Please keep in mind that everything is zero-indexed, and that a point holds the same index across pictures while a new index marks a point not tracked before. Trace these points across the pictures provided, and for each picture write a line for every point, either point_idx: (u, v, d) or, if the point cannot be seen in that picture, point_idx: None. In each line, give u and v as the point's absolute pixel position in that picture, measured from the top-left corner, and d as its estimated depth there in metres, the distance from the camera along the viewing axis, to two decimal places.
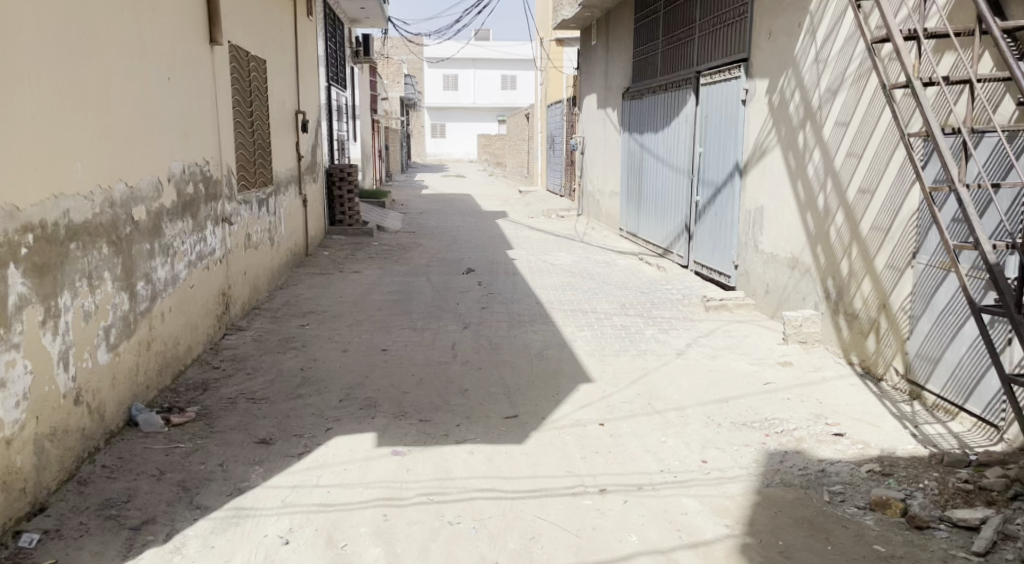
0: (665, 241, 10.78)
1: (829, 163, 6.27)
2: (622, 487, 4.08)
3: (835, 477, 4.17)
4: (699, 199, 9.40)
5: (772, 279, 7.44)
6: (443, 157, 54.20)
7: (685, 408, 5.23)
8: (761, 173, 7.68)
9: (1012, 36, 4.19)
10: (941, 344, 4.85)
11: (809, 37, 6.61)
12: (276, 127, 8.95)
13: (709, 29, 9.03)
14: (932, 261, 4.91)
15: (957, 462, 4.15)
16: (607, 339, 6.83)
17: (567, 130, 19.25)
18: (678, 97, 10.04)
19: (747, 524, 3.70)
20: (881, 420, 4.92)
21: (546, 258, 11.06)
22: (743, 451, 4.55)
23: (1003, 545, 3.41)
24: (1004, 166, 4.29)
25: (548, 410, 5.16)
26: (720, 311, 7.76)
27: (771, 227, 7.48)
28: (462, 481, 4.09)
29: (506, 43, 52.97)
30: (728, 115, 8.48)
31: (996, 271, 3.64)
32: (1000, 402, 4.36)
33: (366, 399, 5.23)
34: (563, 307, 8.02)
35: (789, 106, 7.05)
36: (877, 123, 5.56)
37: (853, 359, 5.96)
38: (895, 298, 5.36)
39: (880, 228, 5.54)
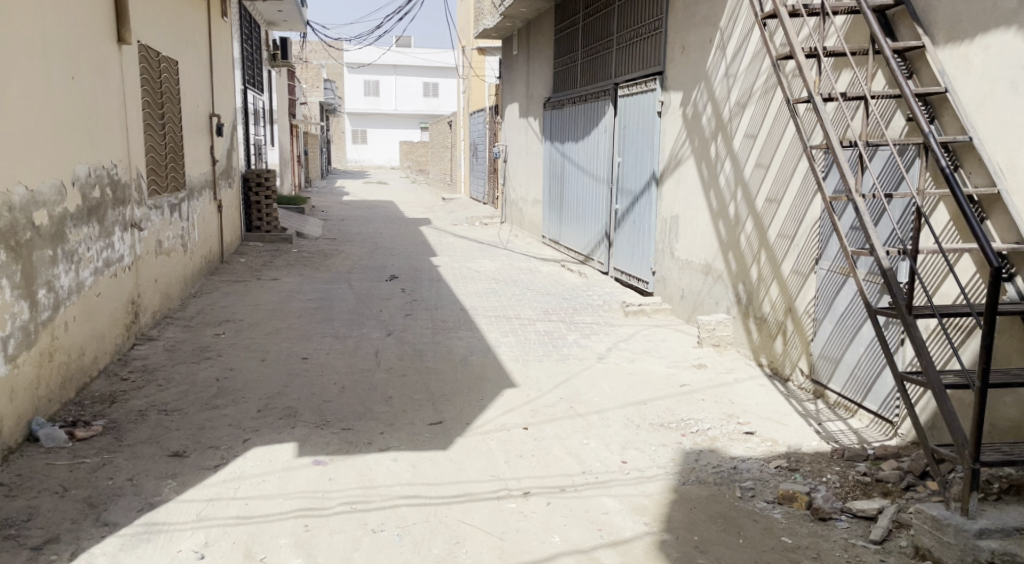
0: (586, 248, 10.99)
1: (740, 173, 6.54)
2: (545, 489, 4.15)
3: (746, 474, 4.35)
4: (618, 207, 9.64)
5: (687, 285, 7.69)
6: (364, 164, 53.58)
7: (605, 411, 5.36)
8: (676, 183, 7.93)
9: (902, 57, 4.48)
10: (842, 346, 5.14)
11: (719, 52, 6.89)
12: (188, 130, 8.66)
13: (626, 42, 9.27)
14: (832, 267, 5.20)
15: (856, 455, 4.40)
16: (530, 345, 6.92)
17: (488, 138, 19.40)
18: (597, 107, 10.27)
19: (664, 521, 3.83)
20: (788, 418, 5.17)
21: (469, 265, 11.09)
22: (661, 451, 4.70)
23: (898, 532, 3.62)
24: (896, 179, 4.60)
25: (472, 416, 5.19)
26: (639, 316, 7.97)
27: (685, 234, 7.74)
28: (385, 489, 4.07)
29: (428, 50, 53.04)
30: (644, 126, 8.74)
31: (890, 275, 3.82)
32: (894, 398, 4.64)
33: (286, 409, 5.14)
34: (487, 313, 8.06)
35: (701, 118, 7.33)
36: (783, 136, 5.85)
37: (762, 360, 6.24)
38: (799, 302, 5.65)
39: (786, 235, 5.81)
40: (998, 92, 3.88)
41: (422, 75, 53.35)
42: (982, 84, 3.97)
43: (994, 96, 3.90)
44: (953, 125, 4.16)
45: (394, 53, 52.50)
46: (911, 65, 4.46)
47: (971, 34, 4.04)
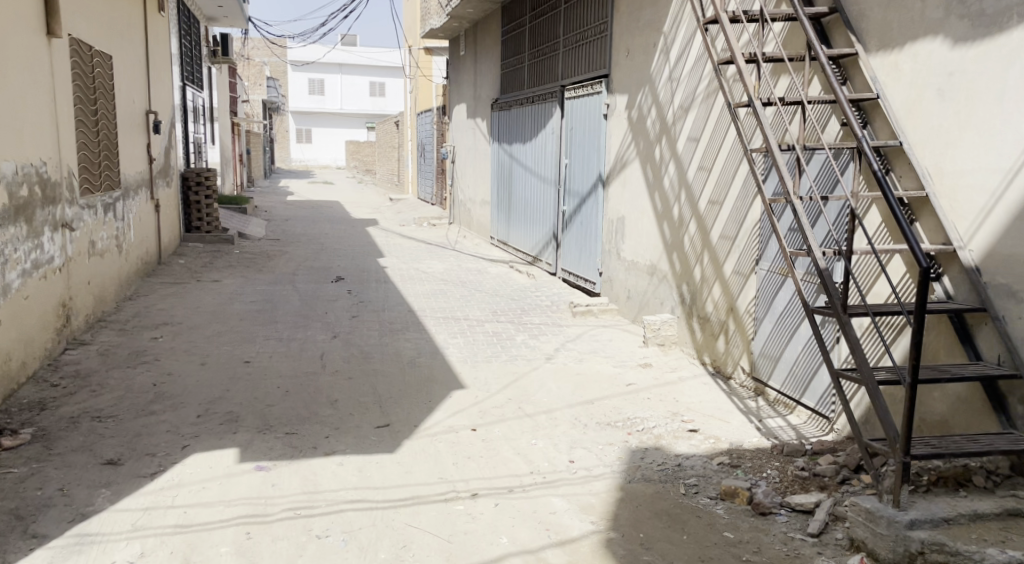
0: (534, 249, 11.03)
1: (683, 175, 6.66)
2: (493, 490, 4.15)
3: (690, 471, 4.43)
4: (565, 208, 9.70)
5: (633, 285, 7.79)
6: (309, 164, 52.75)
7: (553, 411, 5.38)
8: (622, 184, 8.03)
9: (837, 63, 4.63)
10: (781, 344, 5.28)
11: (663, 56, 7.00)
12: (123, 128, 8.39)
13: (572, 45, 9.34)
14: (771, 267, 5.33)
15: (794, 451, 4.52)
16: (478, 346, 6.91)
17: (436, 139, 19.30)
18: (544, 109, 10.33)
19: (611, 519, 3.86)
20: (730, 415, 5.29)
21: (417, 266, 11.01)
22: (608, 449, 4.75)
23: (834, 525, 3.71)
24: (831, 182, 4.76)
25: (420, 418, 5.16)
26: (586, 316, 8.03)
27: (631, 236, 7.84)
28: (330, 494, 4.01)
29: (375, 49, 52.56)
30: (590, 129, 8.83)
31: (826, 275, 3.92)
32: (830, 394, 4.79)
33: (227, 413, 5.02)
34: (435, 314, 8.02)
35: (645, 121, 7.43)
36: (724, 139, 5.97)
37: (705, 359, 6.37)
38: (741, 301, 5.78)
39: (728, 236, 5.94)
40: (926, 98, 4.03)
41: (369, 74, 52.83)
42: (911, 90, 4.13)
43: (922, 102, 4.06)
44: (884, 130, 4.31)
45: (340, 51, 51.84)
46: (845, 71, 4.61)
47: (900, 42, 4.20)
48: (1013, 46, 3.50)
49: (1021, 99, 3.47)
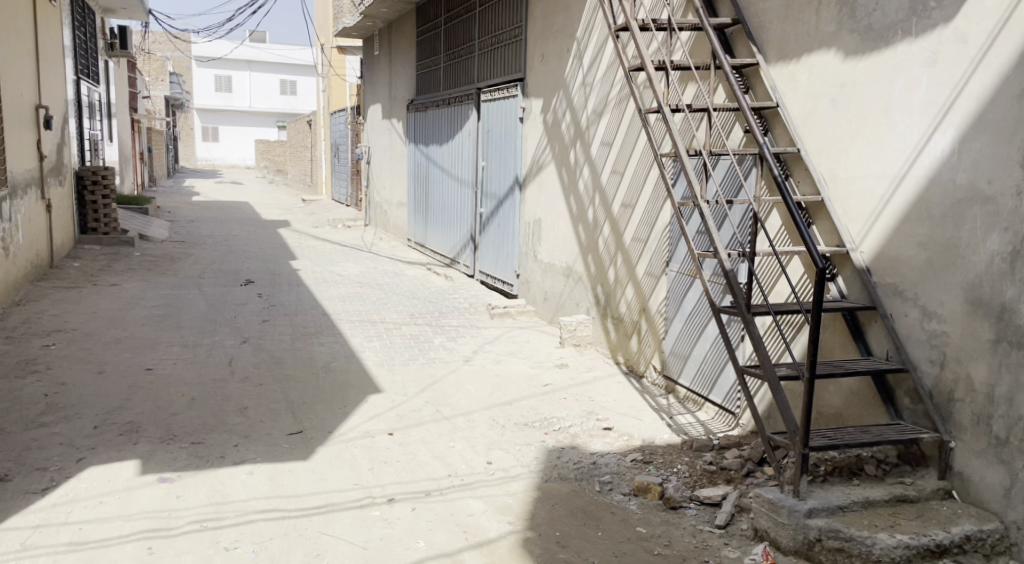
0: (451, 251, 11.00)
1: (597, 179, 6.79)
2: (409, 495, 4.11)
3: (605, 468, 4.51)
4: (482, 210, 9.72)
5: (550, 287, 7.88)
6: (217, 163, 50.93)
7: (470, 413, 5.38)
8: (538, 187, 8.11)
9: (740, 73, 4.84)
10: (690, 343, 5.45)
11: (576, 62, 7.12)
12: (10, 123, 7.89)
13: (488, 48, 9.37)
14: (680, 269, 5.50)
15: (703, 446, 4.67)
16: (396, 349, 6.84)
17: (351, 140, 18.99)
18: (461, 111, 10.32)
19: (528, 519, 3.89)
20: (643, 413, 5.42)
21: (332, 269, 10.79)
22: (525, 450, 4.78)
23: (739, 516, 3.85)
24: (735, 186, 4.96)
25: (335, 423, 5.07)
26: (504, 318, 8.07)
27: (547, 238, 7.93)
28: (239, 504, 3.88)
29: (286, 47, 51.29)
30: (506, 132, 8.88)
31: (732, 276, 4.03)
32: (735, 390, 4.98)
33: (127, 424, 4.79)
34: (350, 317, 7.88)
35: (560, 125, 7.53)
36: (636, 144, 6.12)
37: (619, 358, 6.52)
38: (652, 301, 5.94)
39: (640, 238, 6.10)
40: (821, 107, 4.25)
41: (281, 72, 51.46)
42: (808, 99, 4.34)
43: (818, 112, 4.27)
44: (784, 137, 4.52)
45: (249, 48, 50.32)
46: (747, 80, 4.82)
47: (797, 54, 4.41)
48: (898, 60, 3.72)
49: (905, 110, 3.70)
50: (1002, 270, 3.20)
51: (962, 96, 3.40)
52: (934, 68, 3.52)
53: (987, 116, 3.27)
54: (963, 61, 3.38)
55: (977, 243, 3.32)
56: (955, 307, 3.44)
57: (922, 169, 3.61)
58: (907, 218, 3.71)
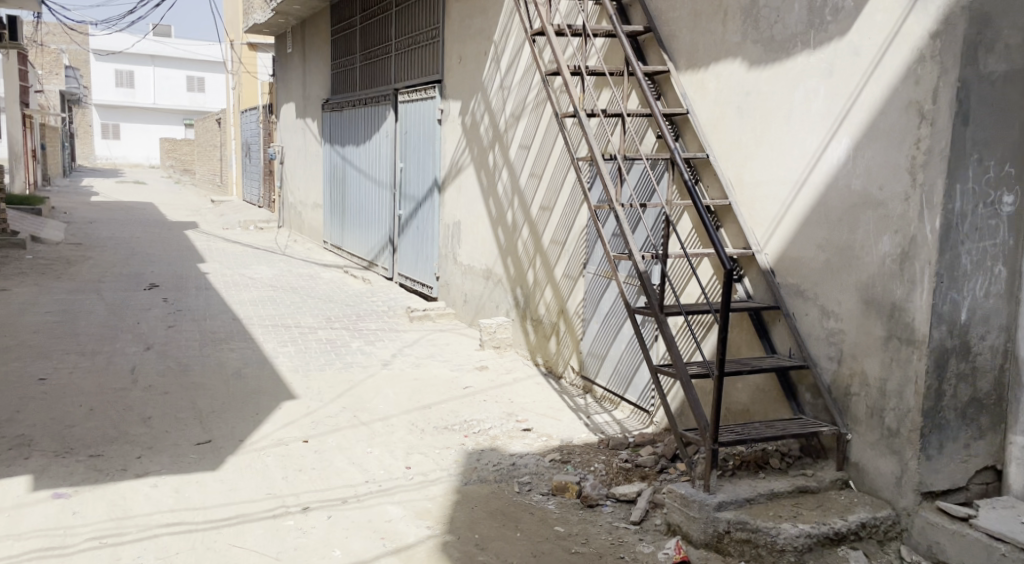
0: (369, 254, 10.84)
1: (515, 181, 6.83)
2: (325, 503, 4.02)
3: (524, 469, 4.54)
4: (401, 212, 9.63)
5: (469, 289, 7.88)
6: (119, 162, 48.55)
7: (389, 418, 5.31)
8: (457, 190, 8.10)
9: (652, 80, 4.97)
10: (606, 343, 5.55)
11: (493, 65, 7.16)
12: None
13: (404, 49, 9.30)
14: (597, 270, 5.60)
15: (619, 444, 4.76)
16: (311, 354, 6.68)
17: (262, 139, 18.46)
18: (377, 112, 10.19)
19: (447, 522, 3.87)
20: (561, 413, 5.48)
21: (243, 272, 10.46)
22: (445, 453, 4.76)
23: (653, 512, 3.94)
24: (648, 190, 5.10)
25: (245, 431, 4.91)
26: (423, 321, 8.02)
27: (467, 240, 7.92)
28: (143, 518, 3.71)
29: (194, 42, 49.45)
30: (424, 133, 8.81)
31: (646, 278, 4.11)
32: (649, 389, 5.11)
33: (18, 437, 4.50)
34: (262, 322, 7.65)
35: (478, 127, 7.55)
36: (553, 148, 6.19)
37: (538, 359, 6.59)
38: (570, 303, 6.03)
39: (558, 240, 6.17)
40: (727, 114, 4.41)
41: (188, 68, 49.57)
42: (716, 107, 4.50)
43: (725, 118, 4.43)
44: (694, 142, 4.68)
45: (153, 42, 48.23)
46: (659, 87, 4.96)
47: (705, 63, 4.57)
48: (798, 70, 3.89)
49: (805, 119, 3.87)
50: (893, 271, 3.39)
51: (855, 106, 3.59)
52: (830, 79, 3.71)
53: (879, 125, 3.46)
54: (857, 72, 3.56)
55: (871, 245, 3.50)
56: (851, 306, 3.63)
57: (821, 175, 3.79)
58: (807, 222, 3.88)
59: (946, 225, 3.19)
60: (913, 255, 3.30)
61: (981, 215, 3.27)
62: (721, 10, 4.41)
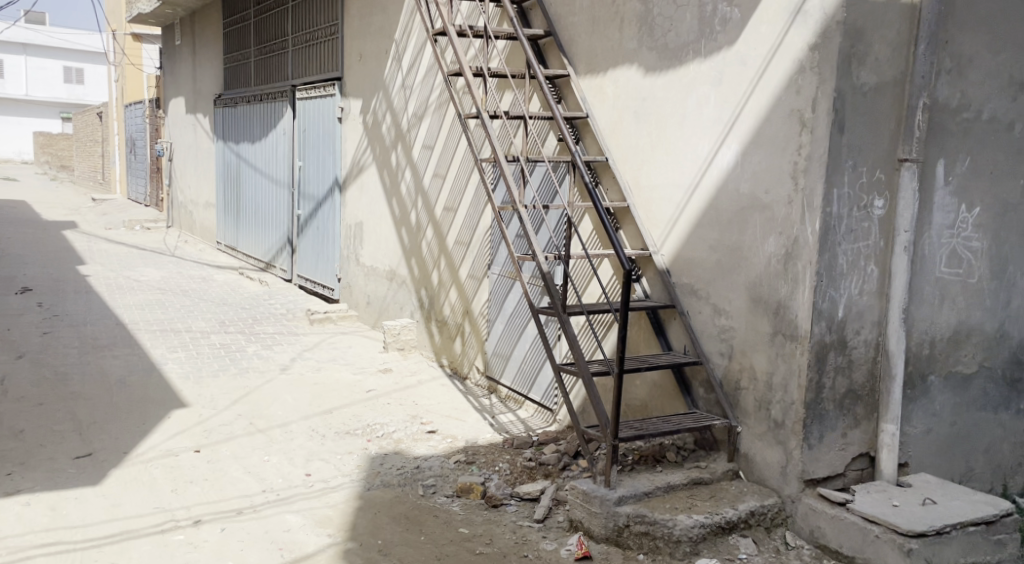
0: (266, 255, 10.50)
1: (419, 182, 6.78)
2: (219, 515, 3.86)
3: (428, 472, 4.51)
4: (300, 212, 9.37)
5: (372, 291, 7.76)
6: None
7: (288, 424, 5.15)
8: (359, 190, 7.96)
9: (553, 83, 5.04)
10: (511, 343, 5.59)
11: (395, 64, 7.08)
12: None
13: (302, 45, 9.05)
14: (502, 271, 5.63)
15: (523, 443, 4.80)
16: (203, 360, 6.40)
17: (149, 134, 17.53)
18: (274, 108, 9.88)
19: (349, 529, 3.79)
20: (466, 414, 5.48)
21: (128, 274, 9.91)
22: (347, 459, 4.66)
23: (557, 509, 3.99)
24: (550, 192, 5.17)
25: (131, 443, 4.65)
26: (324, 324, 7.84)
27: (369, 241, 7.80)
28: (13, 540, 3.44)
29: (73, 30, 46.48)
30: (324, 131, 8.60)
31: (549, 278, 4.13)
32: (553, 388, 5.18)
33: None
34: (149, 327, 7.27)
35: (380, 126, 7.44)
36: (456, 149, 6.18)
37: (443, 361, 6.56)
38: (475, 304, 6.03)
39: (462, 241, 6.17)
40: (625, 119, 4.53)
41: (67, 58, 46.53)
42: (614, 111, 4.61)
43: (623, 122, 4.55)
44: (593, 145, 4.78)
45: (26, 28, 44.98)
46: (559, 90, 5.04)
47: (604, 68, 4.67)
48: (690, 78, 4.04)
49: (697, 124, 4.02)
50: (778, 270, 3.57)
51: (743, 113, 3.75)
52: (720, 87, 3.86)
53: (764, 132, 3.63)
54: (744, 81, 3.73)
55: (758, 246, 3.67)
56: (740, 304, 3.80)
57: (713, 179, 3.94)
58: (699, 224, 4.03)
59: (825, 227, 3.39)
60: (795, 255, 3.48)
61: (855, 218, 3.48)
62: (618, 16, 4.52)
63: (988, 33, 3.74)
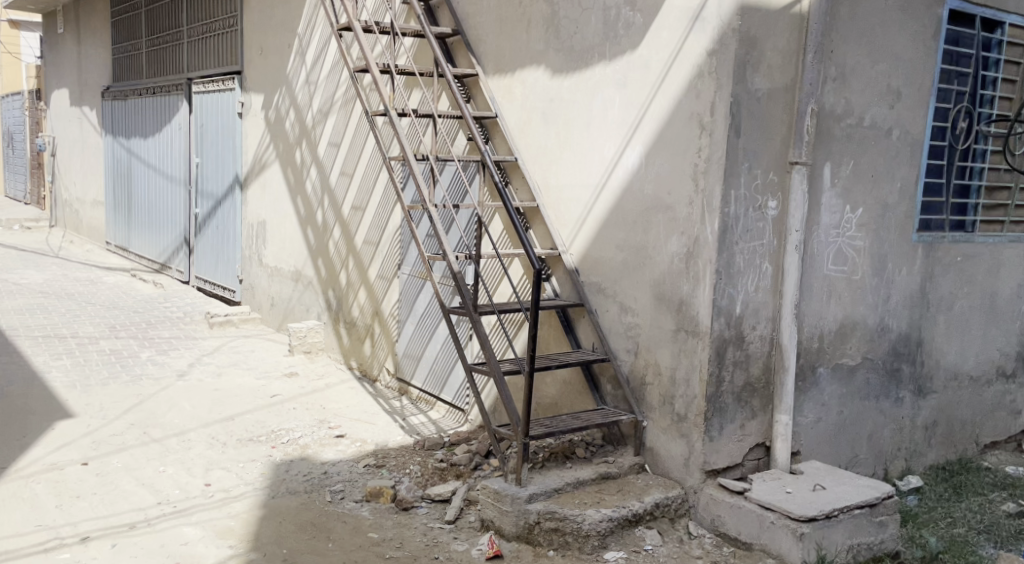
0: (161, 256, 10.01)
1: (325, 180, 6.63)
2: (110, 530, 3.64)
3: (336, 477, 4.41)
4: (197, 211, 8.98)
5: (277, 292, 7.53)
6: None
7: (185, 433, 4.93)
8: (261, 188, 7.71)
9: (462, 83, 5.03)
10: (422, 344, 5.54)
11: (298, 58, 6.89)
12: None
13: (198, 36, 8.67)
14: (412, 271, 5.56)
15: (434, 444, 4.76)
16: (91, 367, 6.04)
17: (29, 128, 16.41)
18: (168, 102, 9.43)
19: (252, 539, 3.65)
20: (376, 417, 5.38)
21: (7, 277, 9.24)
22: (249, 467, 4.50)
23: (468, 510, 3.98)
24: (460, 191, 5.16)
25: (10, 458, 4.33)
26: (225, 327, 7.54)
27: (273, 241, 7.56)
28: None
29: None
30: (223, 127, 8.28)
31: (460, 278, 4.09)
32: (464, 388, 5.16)
33: None
34: (31, 333, 6.80)
35: (283, 123, 7.23)
36: (364, 147, 6.07)
37: (352, 363, 6.44)
38: (385, 305, 5.94)
39: (371, 241, 6.06)
40: (533, 120, 4.56)
41: None
42: (522, 111, 4.64)
43: (531, 123, 4.58)
44: (502, 146, 4.80)
45: None
46: (468, 90, 5.03)
47: (512, 69, 4.69)
48: (596, 80, 4.11)
49: (603, 126, 4.10)
50: (681, 269, 3.68)
51: (646, 116, 3.84)
52: (624, 89, 3.95)
53: (666, 134, 3.74)
54: (646, 85, 3.82)
55: (661, 245, 3.78)
56: (645, 302, 3.89)
57: (618, 180, 4.02)
58: (606, 224, 4.11)
59: (723, 227, 3.51)
60: (697, 254, 3.60)
61: (751, 218, 3.63)
62: (525, 18, 4.55)
63: (868, 44, 3.98)
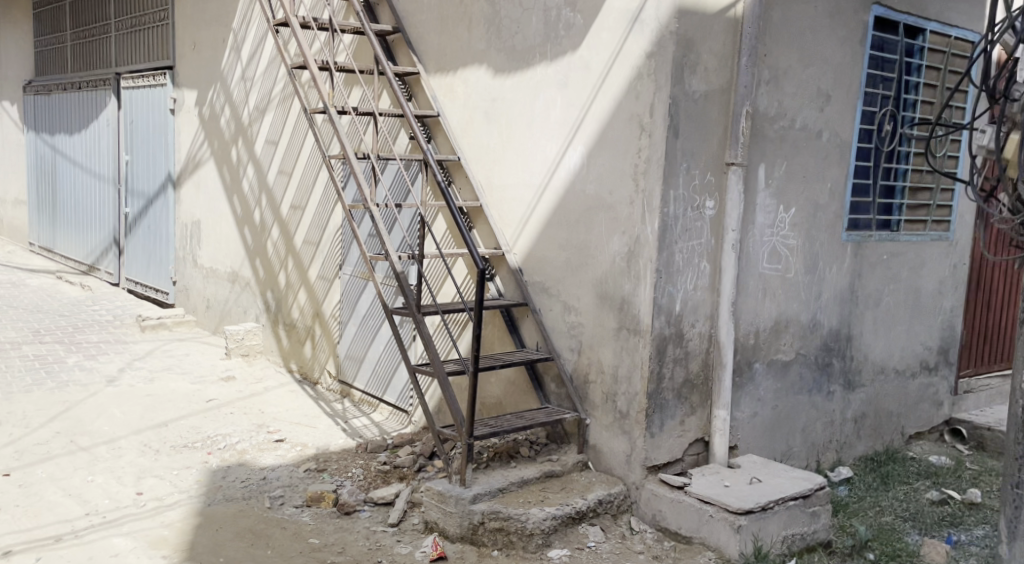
0: (89, 257, 9.62)
1: (262, 179, 6.48)
2: (33, 544, 3.48)
3: (275, 483, 4.31)
4: (127, 210, 8.66)
5: (212, 294, 7.32)
6: None
7: (116, 440, 4.75)
8: (195, 187, 7.49)
9: (403, 81, 4.99)
10: (364, 345, 5.47)
11: (234, 54, 6.71)
12: None
13: (128, 30, 8.37)
14: (353, 271, 5.48)
15: (377, 447, 4.71)
16: (13, 374, 5.77)
17: None
18: (95, 98, 9.07)
19: (186, 549, 3.54)
20: (316, 420, 5.29)
21: None
22: (184, 474, 4.36)
23: (412, 511, 3.94)
24: (403, 191, 5.12)
25: None
26: (158, 330, 7.30)
27: (208, 242, 7.35)
28: None
29: None
30: (154, 124, 8.01)
31: (403, 278, 4.03)
32: (408, 389, 5.12)
33: None
34: None
35: (218, 120, 7.04)
36: (302, 146, 5.96)
37: (292, 366, 6.31)
38: (326, 306, 5.85)
39: (311, 241, 5.96)
40: (475, 120, 4.55)
41: None
42: (464, 111, 4.62)
43: (474, 122, 4.57)
44: (445, 145, 4.78)
45: None
46: (410, 88, 4.99)
47: (453, 68, 4.67)
48: (537, 80, 4.13)
49: (544, 126, 4.12)
50: (622, 268, 3.72)
51: (587, 117, 3.88)
52: (565, 90, 3.98)
53: (607, 135, 3.78)
54: (587, 86, 3.85)
55: (603, 245, 3.81)
56: (588, 301, 3.93)
57: (560, 180, 4.04)
58: (549, 224, 4.13)
59: (663, 227, 3.57)
60: (638, 254, 3.64)
61: (690, 218, 3.69)
62: (466, 17, 4.54)
63: (799, 48, 4.10)
